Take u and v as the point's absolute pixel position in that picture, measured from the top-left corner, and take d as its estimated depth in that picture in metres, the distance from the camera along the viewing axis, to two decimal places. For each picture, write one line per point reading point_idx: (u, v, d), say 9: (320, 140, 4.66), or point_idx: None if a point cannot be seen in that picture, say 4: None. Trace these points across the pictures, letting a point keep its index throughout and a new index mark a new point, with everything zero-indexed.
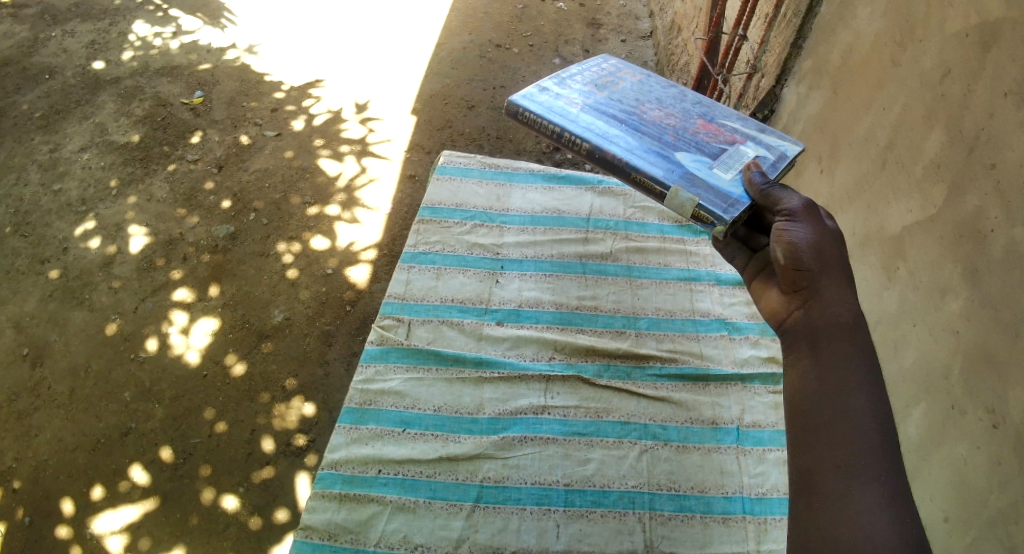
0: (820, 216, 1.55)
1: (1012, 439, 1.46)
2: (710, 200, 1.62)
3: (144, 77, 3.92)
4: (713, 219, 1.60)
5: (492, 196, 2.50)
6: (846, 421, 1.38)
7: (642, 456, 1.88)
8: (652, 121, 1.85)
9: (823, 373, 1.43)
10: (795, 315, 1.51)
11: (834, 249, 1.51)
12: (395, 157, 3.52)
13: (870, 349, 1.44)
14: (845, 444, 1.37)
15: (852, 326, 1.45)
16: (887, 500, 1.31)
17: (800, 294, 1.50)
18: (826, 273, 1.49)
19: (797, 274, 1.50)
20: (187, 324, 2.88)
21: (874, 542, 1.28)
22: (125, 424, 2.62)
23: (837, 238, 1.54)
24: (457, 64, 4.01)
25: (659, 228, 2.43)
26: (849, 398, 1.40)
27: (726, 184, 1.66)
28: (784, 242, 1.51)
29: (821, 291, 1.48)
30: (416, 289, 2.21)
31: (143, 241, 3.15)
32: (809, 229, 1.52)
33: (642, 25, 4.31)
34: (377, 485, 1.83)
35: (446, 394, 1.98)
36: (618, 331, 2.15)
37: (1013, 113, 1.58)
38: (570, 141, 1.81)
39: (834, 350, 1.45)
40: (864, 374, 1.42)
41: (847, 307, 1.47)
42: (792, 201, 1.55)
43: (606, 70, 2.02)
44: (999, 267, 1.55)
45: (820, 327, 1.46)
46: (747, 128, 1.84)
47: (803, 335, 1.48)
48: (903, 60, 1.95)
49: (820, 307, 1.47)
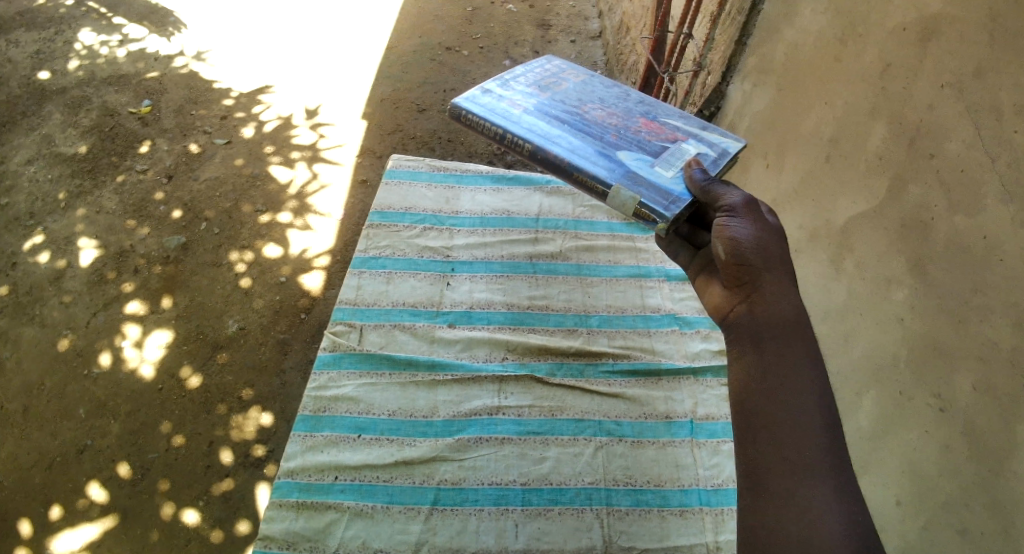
0: (761, 212, 1.55)
1: (960, 426, 1.49)
2: (651, 197, 1.63)
3: (90, 87, 3.83)
4: (654, 216, 1.61)
5: (441, 198, 2.49)
6: (791, 412, 1.37)
7: (598, 452, 1.89)
8: (595, 121, 1.86)
9: (767, 364, 1.43)
10: (737, 310, 1.51)
11: (774, 245, 1.51)
12: (347, 162, 3.49)
13: (811, 339, 1.44)
14: (791, 435, 1.36)
15: (794, 318, 1.46)
16: (834, 490, 1.31)
17: (741, 290, 1.51)
18: (766, 269, 1.49)
19: (737, 271, 1.50)
20: (140, 338, 2.82)
21: (821, 532, 1.27)
22: (80, 441, 2.56)
23: (778, 234, 1.53)
24: (408, 68, 3.99)
25: (608, 225, 2.45)
26: (789, 392, 1.39)
27: (667, 181, 1.67)
28: (724, 239, 1.51)
29: (761, 288, 1.49)
30: (367, 294, 2.19)
31: (94, 253, 3.09)
32: (749, 226, 1.51)
33: (591, 25, 4.34)
34: (335, 492, 1.81)
35: (399, 398, 1.97)
36: (570, 329, 2.15)
37: (952, 106, 1.62)
38: (513, 142, 1.81)
39: (777, 342, 1.45)
40: (807, 364, 1.42)
41: (787, 301, 1.47)
42: (733, 198, 1.54)
43: (549, 71, 2.03)
44: (941, 255, 1.59)
45: (762, 320, 1.47)
46: (689, 125, 1.86)
47: (745, 330, 1.48)
48: (846, 55, 1.99)
49: (760, 303, 1.48)
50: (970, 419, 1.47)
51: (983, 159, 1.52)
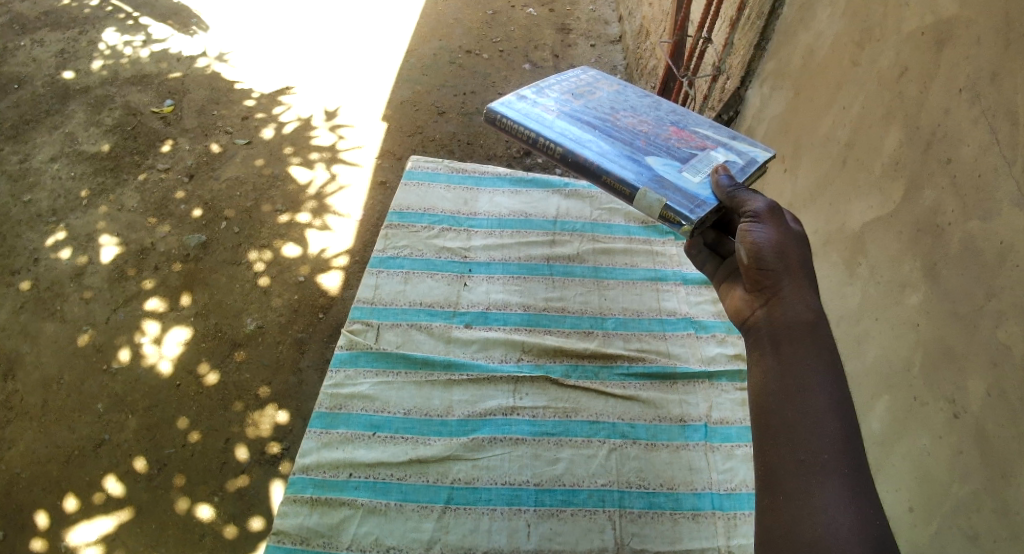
0: (784, 218, 1.55)
1: (972, 432, 1.49)
2: (677, 200, 1.64)
3: (113, 86, 3.89)
4: (680, 219, 1.62)
5: (460, 200, 2.51)
6: (805, 417, 1.37)
7: (611, 454, 1.90)
8: (625, 127, 1.87)
9: (782, 372, 1.42)
10: (758, 314, 1.50)
11: (797, 251, 1.51)
12: (366, 164, 3.52)
13: (828, 346, 1.43)
14: (804, 443, 1.35)
15: (812, 325, 1.44)
16: (848, 495, 1.29)
17: (763, 295, 1.50)
18: (787, 273, 1.48)
19: (759, 274, 1.50)
20: (159, 334, 2.86)
21: (835, 537, 1.25)
22: (98, 435, 2.60)
23: (801, 241, 1.53)
24: (427, 70, 4.02)
25: (626, 229, 2.45)
26: (808, 396, 1.38)
27: (694, 186, 1.68)
28: (747, 243, 1.52)
29: (782, 291, 1.48)
30: (385, 293, 2.22)
31: (115, 250, 3.13)
32: (772, 232, 1.52)
33: (611, 30, 4.36)
34: (349, 489, 1.83)
35: (416, 397, 1.99)
36: (586, 331, 2.17)
37: (967, 110, 1.62)
38: (544, 146, 1.83)
39: (795, 351, 1.43)
40: (822, 372, 1.40)
41: (807, 306, 1.46)
42: (757, 204, 1.56)
43: (584, 81, 2.05)
44: (955, 260, 1.59)
45: (780, 326, 1.46)
46: (719, 135, 1.87)
47: (765, 333, 1.47)
48: (862, 59, 2.00)
49: (781, 307, 1.47)
50: (982, 424, 1.47)
51: (998, 163, 1.52)
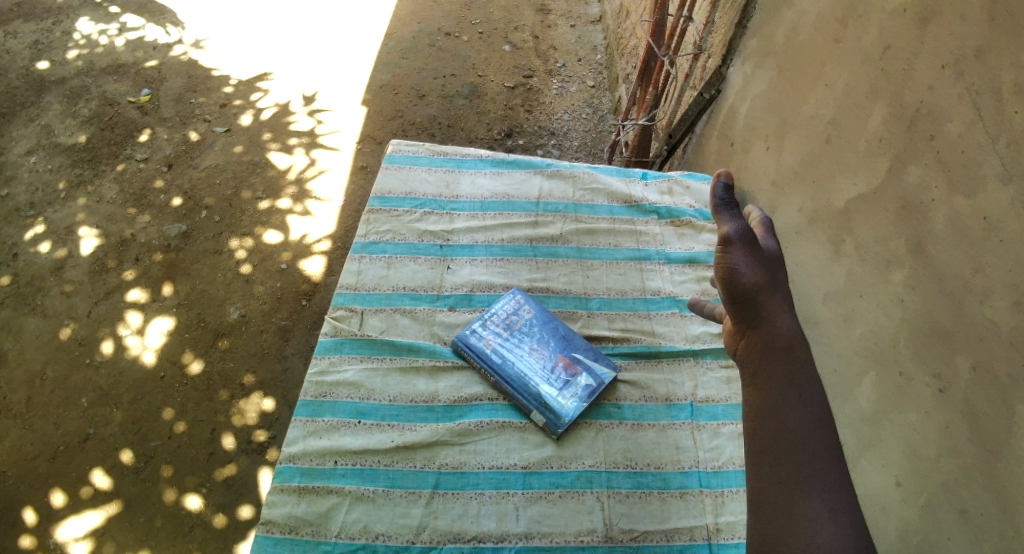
0: (756, 240, 1.55)
1: (960, 407, 1.50)
2: (552, 429, 1.83)
3: (89, 77, 3.82)
4: (550, 429, 1.83)
5: (441, 182, 2.31)
6: (788, 429, 1.35)
7: (598, 436, 1.85)
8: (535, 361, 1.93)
9: (766, 386, 1.41)
10: (742, 338, 1.49)
11: (774, 277, 1.51)
12: (346, 148, 3.48)
13: (809, 364, 1.42)
14: (790, 451, 1.33)
15: (793, 348, 1.43)
16: (835, 505, 1.27)
17: (742, 319, 1.49)
18: (767, 298, 1.48)
19: (738, 302, 1.50)
20: (142, 325, 2.83)
21: (824, 544, 1.23)
22: (84, 430, 2.57)
23: (776, 261, 1.54)
24: (407, 54, 3.97)
25: (608, 209, 2.31)
26: (807, 404, 1.37)
27: (564, 406, 1.85)
28: (724, 272, 1.51)
29: (763, 316, 1.47)
30: (368, 279, 2.07)
31: (95, 242, 3.09)
32: (747, 258, 1.52)
33: (591, 10, 4.35)
34: (336, 476, 1.76)
35: (401, 384, 1.90)
36: (570, 313, 2.07)
37: (952, 86, 1.62)
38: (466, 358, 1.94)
39: (774, 371, 1.42)
40: (803, 387, 1.40)
41: (788, 332, 1.45)
42: (729, 229, 1.55)
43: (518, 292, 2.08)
44: (942, 236, 1.60)
45: (764, 348, 1.44)
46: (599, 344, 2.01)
47: (749, 356, 1.46)
48: (846, 36, 1.98)
49: (760, 333, 1.46)
50: (970, 399, 1.48)
51: (983, 141, 1.52)
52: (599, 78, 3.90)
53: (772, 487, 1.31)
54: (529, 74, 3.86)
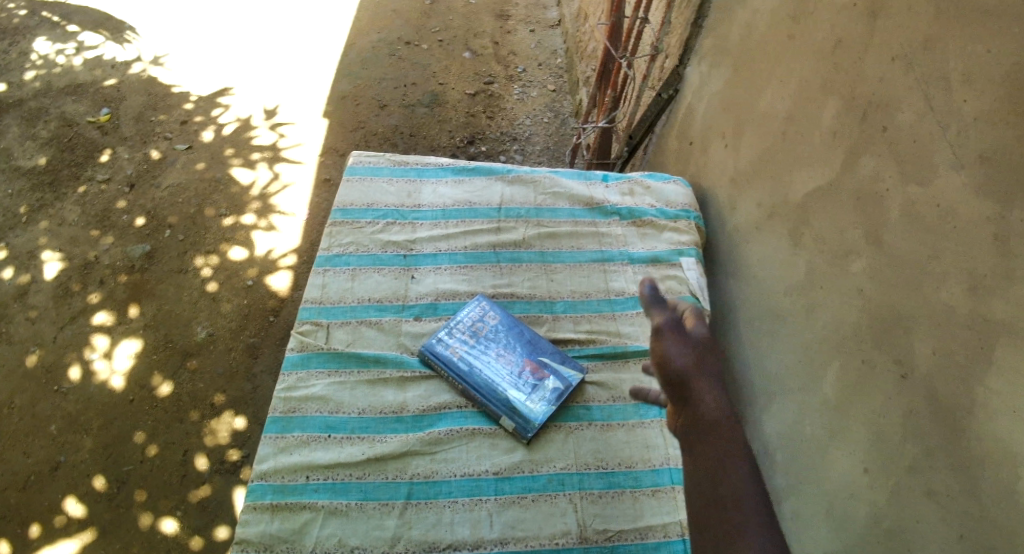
0: (687, 332, 1.69)
1: (922, 392, 1.52)
2: (521, 434, 1.84)
3: (47, 98, 3.76)
4: (519, 434, 1.84)
5: (403, 192, 2.30)
6: (725, 486, 1.41)
7: (568, 438, 1.86)
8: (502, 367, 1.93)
9: (698, 449, 1.48)
10: (676, 419, 1.56)
11: (704, 361, 1.62)
12: (309, 161, 3.47)
13: (737, 433, 1.49)
14: (734, 495, 1.40)
15: (721, 426, 1.50)
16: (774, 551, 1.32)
17: (672, 404, 1.58)
18: (697, 379, 1.58)
19: (672, 385, 1.60)
20: (109, 349, 2.79)
21: None
22: (54, 458, 2.53)
23: (706, 347, 1.66)
24: (367, 64, 3.96)
25: (570, 212, 2.32)
26: (738, 456, 1.46)
27: (532, 410, 1.86)
28: (658, 358, 1.64)
29: (693, 394, 1.56)
30: (332, 292, 2.06)
31: (58, 266, 3.04)
32: (674, 347, 1.65)
33: (549, 15, 4.38)
34: (309, 492, 1.74)
35: (369, 396, 1.89)
36: (535, 317, 2.08)
37: (902, 77, 1.65)
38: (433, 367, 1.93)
39: (705, 443, 1.48)
40: (734, 456, 1.46)
41: (717, 408, 1.53)
42: (661, 322, 1.72)
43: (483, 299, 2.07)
44: (897, 225, 1.63)
45: (695, 423, 1.52)
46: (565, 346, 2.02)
47: (684, 431, 1.53)
48: (798, 32, 2.01)
49: (692, 408, 1.54)
50: (931, 383, 1.51)
51: (934, 130, 1.56)
52: (559, 82, 3.94)
53: (716, 539, 1.36)
54: (490, 80, 3.88)
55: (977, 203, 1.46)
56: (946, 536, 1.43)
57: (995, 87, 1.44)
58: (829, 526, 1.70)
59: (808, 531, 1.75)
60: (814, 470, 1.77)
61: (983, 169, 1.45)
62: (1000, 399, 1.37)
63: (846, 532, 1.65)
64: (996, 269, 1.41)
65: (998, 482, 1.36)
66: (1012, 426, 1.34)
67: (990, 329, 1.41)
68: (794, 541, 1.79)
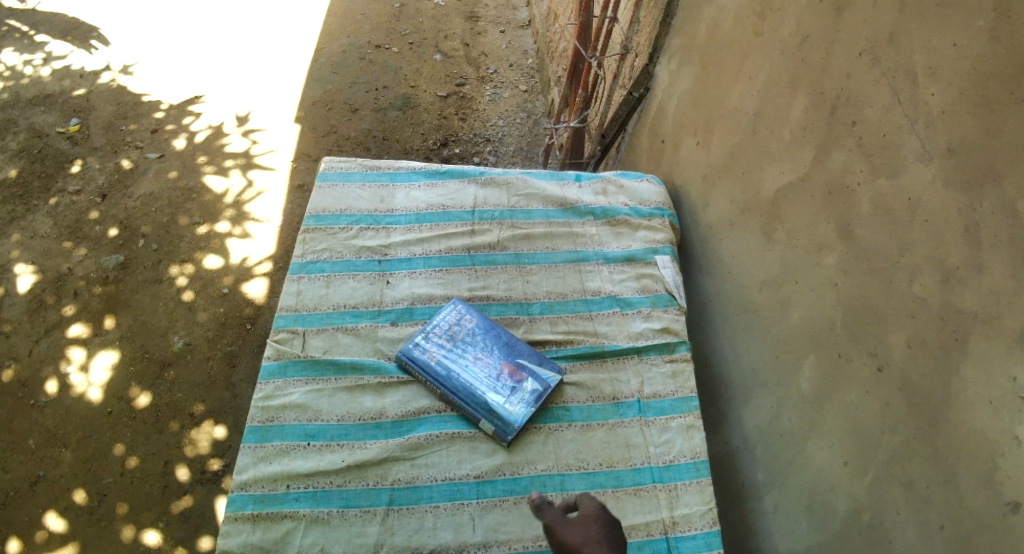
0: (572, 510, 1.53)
1: (898, 383, 1.54)
2: (502, 438, 1.83)
3: (15, 109, 3.70)
4: (500, 437, 1.83)
5: (376, 197, 2.29)
6: None
7: (548, 439, 1.86)
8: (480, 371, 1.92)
9: None
10: None
11: (587, 533, 1.46)
12: (282, 167, 3.44)
13: None
14: None
15: None
16: None
17: None
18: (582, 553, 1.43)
19: None
20: (85, 361, 2.75)
21: None
22: (32, 473, 2.49)
23: (592, 515, 1.50)
24: (338, 68, 3.94)
25: (544, 213, 2.32)
26: None
27: (511, 413, 1.85)
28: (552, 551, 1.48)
29: None
30: (307, 299, 2.04)
31: (31, 279, 3.00)
32: (564, 528, 1.50)
33: (520, 15, 4.47)
34: (289, 501, 1.72)
35: (347, 402, 1.87)
36: (512, 320, 2.08)
37: (869, 72, 1.66)
38: (411, 376, 1.92)
39: None
40: None
41: None
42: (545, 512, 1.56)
43: (458, 304, 2.05)
44: (869, 218, 1.64)
45: None
46: (542, 347, 2.02)
47: None
48: (765, 29, 2.03)
49: None
50: (906, 374, 1.52)
51: (902, 123, 1.57)
52: (530, 83, 3.98)
53: None
54: (461, 82, 3.88)
55: (946, 194, 1.47)
56: (926, 526, 1.45)
57: (960, 80, 1.46)
58: (809, 519, 1.71)
59: (789, 525, 1.77)
60: (793, 463, 1.78)
61: (951, 161, 1.46)
62: (974, 389, 1.39)
63: (828, 524, 1.66)
64: (966, 260, 1.43)
65: (974, 470, 1.37)
66: (987, 415, 1.36)
67: (963, 320, 1.42)
68: (775, 536, 1.80)
